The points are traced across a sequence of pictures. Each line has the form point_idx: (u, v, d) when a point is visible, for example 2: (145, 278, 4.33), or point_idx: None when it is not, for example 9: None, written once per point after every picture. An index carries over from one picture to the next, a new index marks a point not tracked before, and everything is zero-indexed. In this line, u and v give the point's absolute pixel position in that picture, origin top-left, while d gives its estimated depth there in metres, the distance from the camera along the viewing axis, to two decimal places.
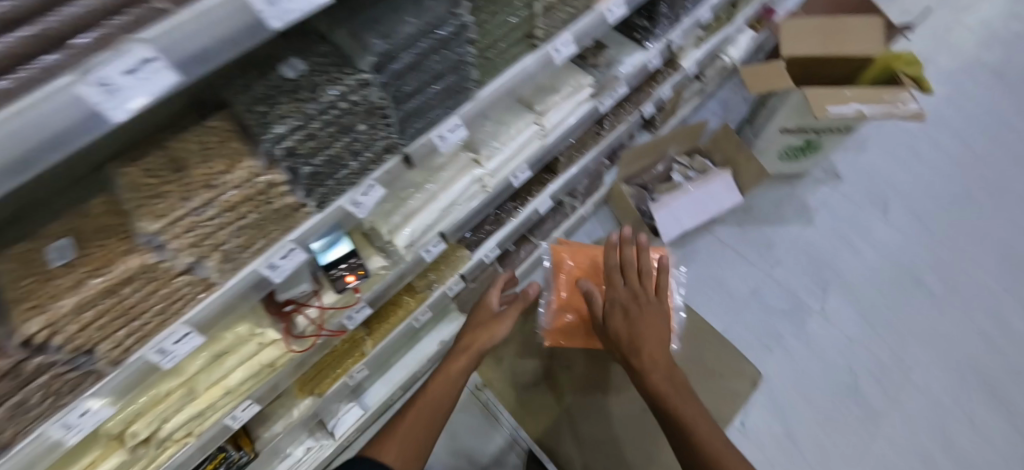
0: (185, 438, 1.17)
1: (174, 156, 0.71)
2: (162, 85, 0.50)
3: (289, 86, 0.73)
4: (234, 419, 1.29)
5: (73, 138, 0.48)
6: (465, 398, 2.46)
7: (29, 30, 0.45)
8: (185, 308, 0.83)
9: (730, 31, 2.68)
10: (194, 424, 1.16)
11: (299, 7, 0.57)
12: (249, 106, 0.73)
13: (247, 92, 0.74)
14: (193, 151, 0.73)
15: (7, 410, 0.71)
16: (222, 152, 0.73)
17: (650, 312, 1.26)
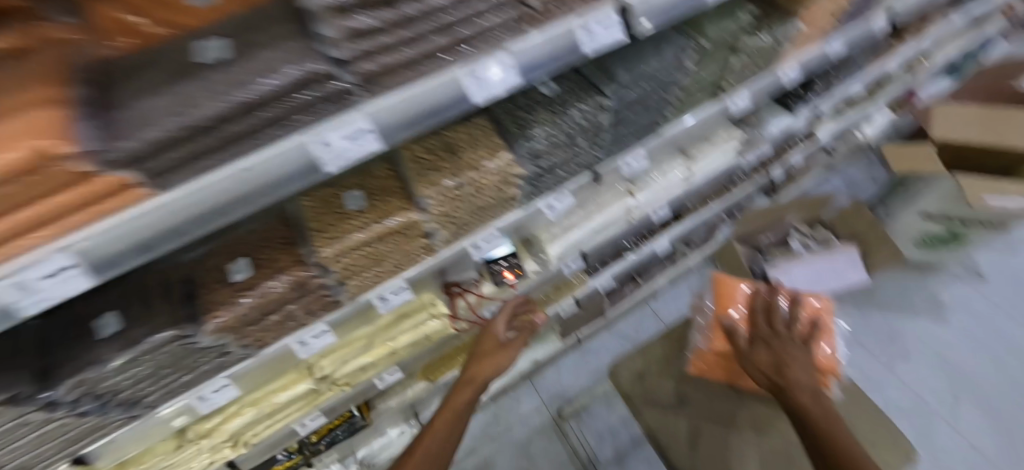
0: (343, 385, 1.34)
1: (449, 141, 0.89)
2: (506, 84, 0.67)
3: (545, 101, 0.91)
4: (381, 380, 1.47)
5: (444, 111, 0.65)
6: (547, 423, 2.48)
7: (455, 34, 0.60)
8: (409, 266, 1.00)
9: (872, 108, 2.63)
10: (357, 374, 1.33)
11: (605, 41, 0.72)
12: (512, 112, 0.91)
13: (510, 103, 0.93)
14: (462, 140, 0.90)
15: (281, 317, 0.89)
16: (484, 143, 0.90)
17: (800, 354, 1.00)
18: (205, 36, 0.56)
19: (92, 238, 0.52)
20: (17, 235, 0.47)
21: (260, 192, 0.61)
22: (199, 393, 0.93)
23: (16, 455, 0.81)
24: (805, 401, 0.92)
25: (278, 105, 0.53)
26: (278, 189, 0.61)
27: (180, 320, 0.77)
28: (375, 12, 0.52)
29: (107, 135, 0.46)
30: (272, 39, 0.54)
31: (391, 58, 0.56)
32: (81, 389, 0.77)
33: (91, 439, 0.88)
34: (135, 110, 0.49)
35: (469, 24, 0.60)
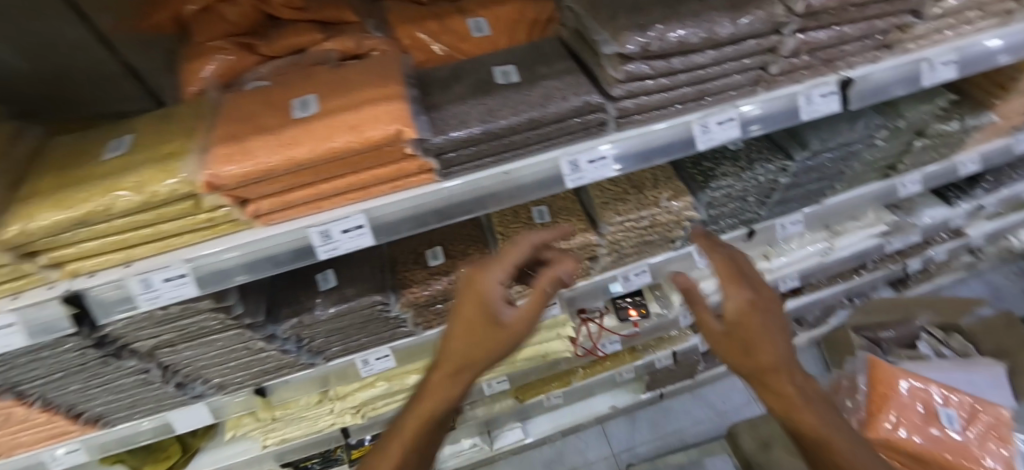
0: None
1: (636, 179, 0.99)
2: (728, 135, 0.73)
3: (730, 156, 0.99)
4: (488, 386, 1.56)
5: (671, 151, 0.71)
6: None
7: (698, 85, 0.69)
8: (564, 283, 1.09)
9: None
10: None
11: (824, 109, 0.76)
12: (697, 163, 1.00)
13: (695, 155, 1.02)
14: (646, 180, 1.00)
15: (454, 304, 1.01)
16: (667, 186, 0.98)
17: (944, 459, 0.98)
18: (498, 63, 0.71)
19: (383, 204, 0.64)
20: (344, 191, 0.63)
21: (512, 196, 0.68)
22: (364, 357, 1.06)
23: (233, 368, 0.99)
24: (775, 370, 0.53)
25: (552, 126, 0.65)
26: (527, 197, 0.69)
27: (382, 289, 0.90)
28: (647, 62, 0.63)
29: (435, 126, 0.62)
30: (556, 74, 0.68)
31: (646, 98, 0.67)
32: (295, 330, 0.92)
33: (279, 374, 1.04)
34: (451, 111, 0.63)
35: (714, 80, 0.70)
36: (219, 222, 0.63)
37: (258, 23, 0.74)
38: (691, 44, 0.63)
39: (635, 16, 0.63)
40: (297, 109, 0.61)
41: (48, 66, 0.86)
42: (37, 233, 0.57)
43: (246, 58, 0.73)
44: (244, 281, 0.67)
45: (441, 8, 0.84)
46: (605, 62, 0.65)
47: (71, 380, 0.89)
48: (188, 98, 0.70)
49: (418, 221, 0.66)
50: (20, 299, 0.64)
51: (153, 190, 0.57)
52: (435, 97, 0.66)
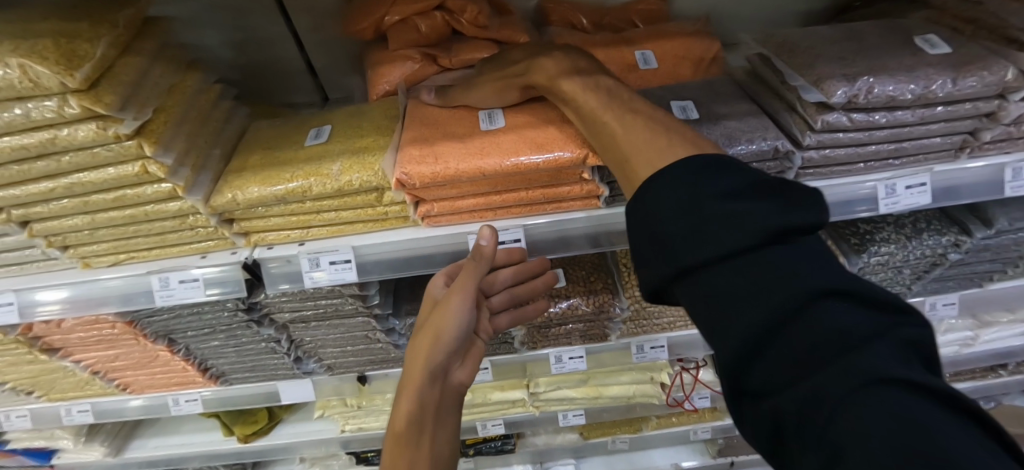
0: (535, 407, 1.40)
1: None
2: (917, 202, 0.67)
3: (892, 220, 0.93)
4: (564, 417, 1.43)
5: (847, 211, 0.67)
6: None
7: (889, 145, 0.65)
8: (677, 327, 1.04)
9: None
10: (553, 403, 1.38)
11: None
12: (850, 223, 0.94)
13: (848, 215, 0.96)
14: None
15: (563, 330, 1.00)
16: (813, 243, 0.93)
17: None
18: (677, 96, 0.71)
19: (543, 222, 0.66)
20: (511, 204, 0.66)
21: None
22: None
23: (347, 354, 1.04)
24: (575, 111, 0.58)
25: None
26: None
27: None
28: (847, 113, 0.61)
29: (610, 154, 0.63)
30: (739, 114, 0.67)
31: (835, 150, 0.64)
32: (412, 328, 0.95)
33: (383, 367, 1.08)
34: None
35: (913, 141, 0.66)
36: (390, 218, 0.67)
37: (444, 37, 0.79)
38: (901, 101, 0.61)
39: (841, 66, 0.62)
40: (484, 120, 0.65)
41: (250, 57, 0.97)
42: (244, 203, 0.64)
43: (428, 67, 0.78)
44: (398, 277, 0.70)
45: (611, 38, 0.86)
46: (800, 106, 0.64)
47: (214, 336, 0.97)
48: (376, 99, 0.76)
49: (573, 244, 0.67)
50: (208, 259, 0.71)
51: (351, 179, 0.62)
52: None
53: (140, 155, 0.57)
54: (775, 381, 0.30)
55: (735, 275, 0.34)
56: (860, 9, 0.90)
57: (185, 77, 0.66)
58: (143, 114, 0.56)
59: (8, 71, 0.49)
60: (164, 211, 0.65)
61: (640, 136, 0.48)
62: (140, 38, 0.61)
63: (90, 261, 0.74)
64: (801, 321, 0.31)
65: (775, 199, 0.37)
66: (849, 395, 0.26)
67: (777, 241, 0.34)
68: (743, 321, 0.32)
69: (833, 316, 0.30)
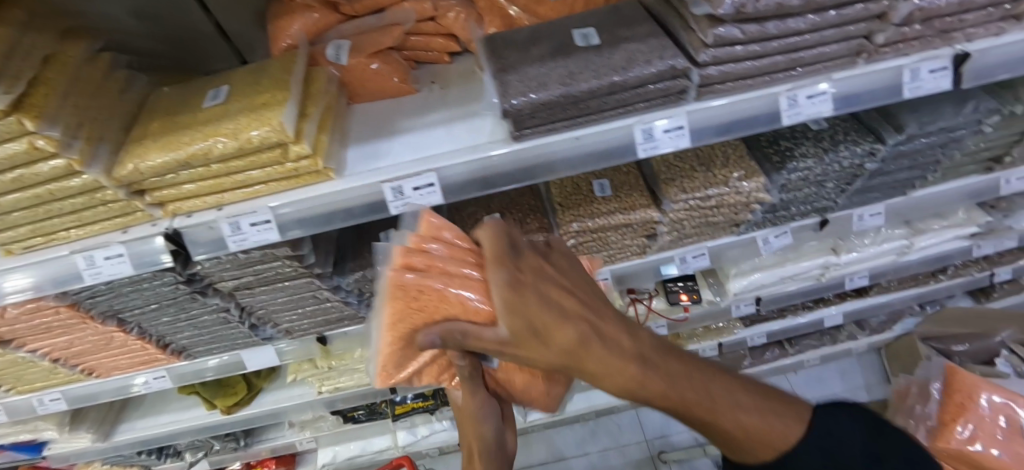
0: None
1: (707, 156, 0.95)
2: (816, 111, 0.69)
3: (813, 136, 0.95)
4: None
5: (747, 126, 0.69)
6: None
7: (785, 56, 0.66)
8: (618, 260, 1.07)
9: None
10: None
11: (928, 87, 0.71)
12: (772, 140, 0.96)
13: (770, 133, 0.99)
14: (716, 156, 0.96)
15: None
16: (740, 164, 0.94)
17: None
18: (582, 24, 0.70)
19: (452, 163, 0.65)
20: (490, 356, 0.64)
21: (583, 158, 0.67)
22: None
23: (302, 316, 1.06)
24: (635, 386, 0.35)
25: (631, 91, 0.64)
26: (598, 163, 0.68)
27: None
28: (739, 27, 0.61)
29: (504, 91, 0.62)
30: (639, 37, 0.67)
31: (731, 67, 0.65)
32: (359, 283, 0.96)
33: (340, 325, 1.10)
34: (520, 74, 0.63)
35: (810, 52, 0.67)
36: (301, 172, 0.67)
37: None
38: (789, 7, 0.60)
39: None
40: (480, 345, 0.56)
41: (157, 25, 0.92)
42: (148, 172, 0.63)
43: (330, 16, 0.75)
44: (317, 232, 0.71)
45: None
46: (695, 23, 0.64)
47: (162, 311, 0.98)
48: (280, 53, 0.74)
49: (485, 180, 0.67)
50: (129, 233, 0.71)
51: (253, 137, 0.61)
52: (507, 58, 0.66)
53: (24, 131, 0.56)
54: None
55: None
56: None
57: (63, 49, 0.63)
58: (16, 88, 0.54)
59: None
60: (73, 188, 0.64)
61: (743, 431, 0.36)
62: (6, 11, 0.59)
63: (12, 249, 0.73)
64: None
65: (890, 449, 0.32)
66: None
67: None
68: None
69: None
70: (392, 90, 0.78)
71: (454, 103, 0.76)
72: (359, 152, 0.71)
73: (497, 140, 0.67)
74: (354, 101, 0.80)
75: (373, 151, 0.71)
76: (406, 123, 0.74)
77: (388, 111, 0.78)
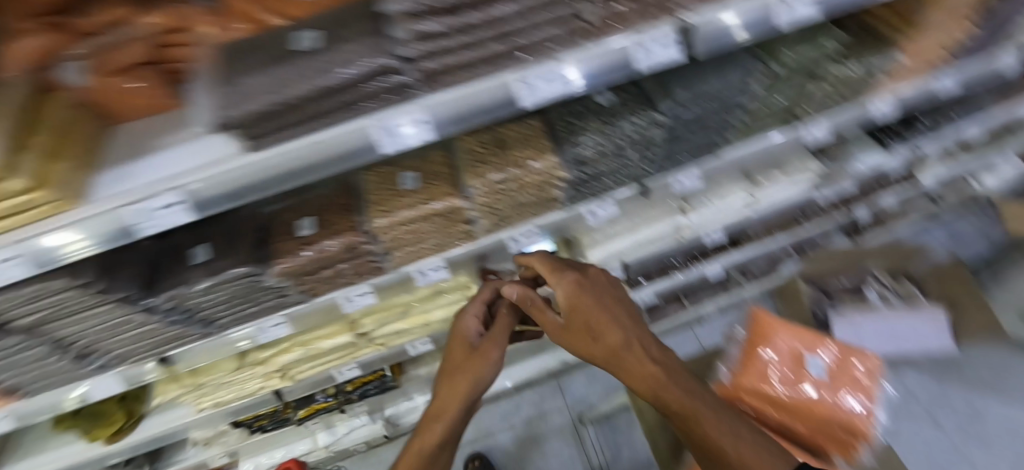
0: (381, 344, 1.49)
1: (500, 138, 1.00)
2: (558, 91, 0.71)
3: (599, 109, 0.98)
4: (414, 348, 1.54)
5: (493, 108, 0.70)
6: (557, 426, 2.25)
7: (497, 52, 0.65)
8: (451, 247, 1.09)
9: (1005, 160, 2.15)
10: (394, 337, 1.46)
11: (664, 58, 0.73)
12: (565, 116, 1.00)
13: (564, 108, 1.02)
14: (511, 138, 1.00)
15: (331, 272, 1.01)
16: (532, 143, 0.99)
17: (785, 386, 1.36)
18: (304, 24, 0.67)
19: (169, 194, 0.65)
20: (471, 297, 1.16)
21: (310, 162, 0.68)
22: (260, 325, 1.11)
23: (133, 339, 1.03)
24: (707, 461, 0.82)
25: (347, 92, 0.62)
26: (339, 164, 0.70)
27: (250, 260, 0.90)
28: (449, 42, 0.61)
29: (221, 102, 0.59)
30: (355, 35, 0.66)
31: (450, 59, 0.63)
32: (174, 304, 0.93)
33: (177, 345, 1.10)
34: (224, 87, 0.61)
35: (529, 35, 0.65)
36: (23, 210, 0.61)
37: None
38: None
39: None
40: None
41: None
42: None
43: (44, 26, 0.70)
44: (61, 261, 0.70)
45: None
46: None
47: None
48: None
49: (233, 191, 0.68)
50: None
51: None
52: (226, 63, 0.64)
53: None
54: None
55: None
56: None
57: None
58: None
59: None
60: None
61: (653, 354, 0.81)
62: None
63: None
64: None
65: None
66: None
67: None
68: None
69: None
70: (149, 107, 0.77)
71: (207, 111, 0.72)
72: (109, 179, 0.69)
73: (236, 150, 0.66)
74: (113, 121, 0.77)
75: (122, 175, 0.69)
76: (160, 140, 0.73)
77: (152, 127, 0.77)
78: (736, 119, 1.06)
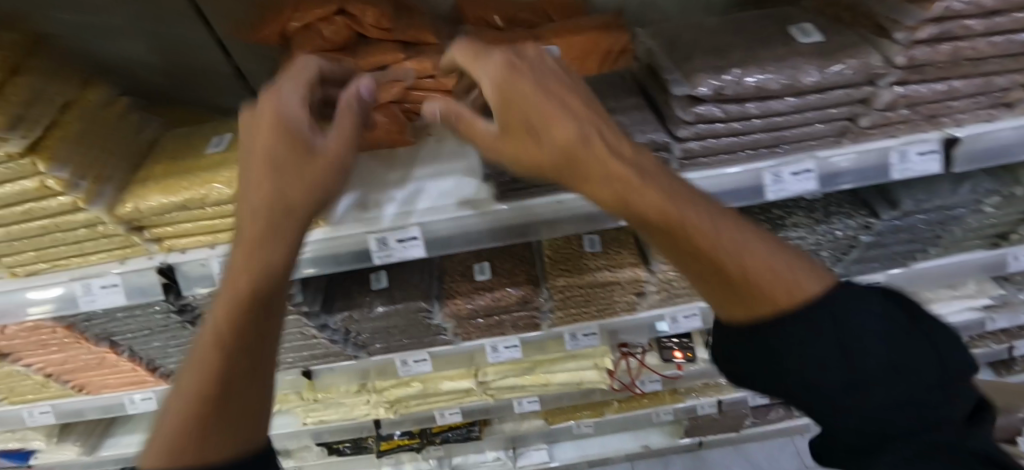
0: (489, 396, 1.35)
1: None
2: (803, 187, 0.71)
3: (805, 204, 0.97)
4: (519, 403, 1.48)
5: (738, 196, 0.71)
6: None
7: (760, 141, 0.68)
8: (611, 315, 1.08)
9: None
10: (506, 392, 1.34)
11: (917, 169, 0.71)
12: (766, 206, 0.99)
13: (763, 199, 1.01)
14: None
15: (496, 322, 1.01)
16: None
17: None
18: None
19: (429, 221, 0.70)
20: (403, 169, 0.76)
21: (544, 222, 0.72)
22: (404, 358, 1.08)
23: (295, 347, 1.03)
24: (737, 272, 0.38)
25: None
26: (582, 225, 0.73)
27: (428, 296, 0.94)
28: (727, 132, 0.65)
29: (488, 156, 0.68)
30: (624, 108, 0.70)
31: (715, 143, 0.65)
32: (345, 323, 0.96)
33: (325, 360, 1.09)
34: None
35: (795, 129, 0.68)
36: None
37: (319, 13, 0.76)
38: (771, 90, 0.61)
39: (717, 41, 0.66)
40: None
41: (169, 59, 0.95)
42: (149, 212, 0.66)
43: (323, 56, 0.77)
44: (304, 273, 0.75)
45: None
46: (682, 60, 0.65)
47: (154, 336, 1.00)
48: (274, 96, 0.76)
49: (470, 239, 0.72)
50: (127, 264, 0.72)
51: (238, 185, 0.62)
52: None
53: (37, 171, 0.59)
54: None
55: (867, 401, 0.38)
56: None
57: (46, 87, 0.64)
58: (33, 132, 0.58)
59: None
60: (50, 214, 0.64)
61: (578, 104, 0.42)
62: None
63: (15, 270, 0.74)
64: (929, 404, 0.38)
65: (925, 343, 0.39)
66: (807, 341, 0.39)
67: (920, 380, 0.38)
68: (897, 393, 0.37)
69: (863, 319, 0.39)
70: (386, 139, 0.81)
71: (450, 157, 0.79)
72: (350, 202, 0.73)
73: (481, 198, 0.71)
74: None
75: (364, 202, 0.73)
76: (398, 173, 0.78)
77: (387, 158, 0.80)
78: (946, 232, 0.99)
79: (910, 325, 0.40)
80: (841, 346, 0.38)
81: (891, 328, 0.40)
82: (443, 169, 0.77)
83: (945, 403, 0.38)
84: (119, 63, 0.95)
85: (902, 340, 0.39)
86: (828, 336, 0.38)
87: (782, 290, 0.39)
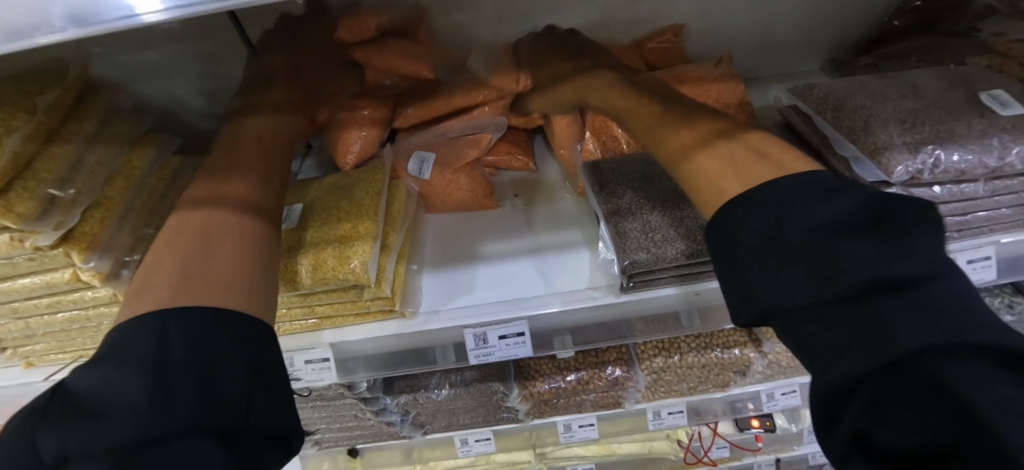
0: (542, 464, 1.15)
1: None
2: (983, 279, 0.58)
3: None
4: None
5: None
6: None
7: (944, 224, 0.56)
8: (699, 391, 0.91)
9: None
10: (562, 460, 1.16)
11: None
12: None
13: None
14: None
15: (577, 403, 0.87)
16: None
17: None
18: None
19: (543, 312, 0.57)
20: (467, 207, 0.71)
21: (670, 313, 0.60)
22: (464, 437, 0.95)
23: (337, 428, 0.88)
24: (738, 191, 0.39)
25: None
26: (719, 317, 0.62)
27: (505, 378, 0.81)
28: None
29: (619, 246, 0.54)
30: None
31: None
32: (405, 407, 0.82)
33: (370, 441, 0.93)
34: (621, 228, 0.56)
35: (983, 212, 0.57)
36: (371, 311, 0.57)
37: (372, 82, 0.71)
38: (973, 175, 0.53)
39: (898, 109, 0.59)
40: None
41: (218, 104, 0.84)
42: None
43: (381, 112, 0.70)
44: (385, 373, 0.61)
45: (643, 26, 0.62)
46: (860, 134, 0.58)
47: None
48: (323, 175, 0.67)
49: (585, 334, 0.60)
50: None
51: (320, 276, 0.53)
52: (617, 200, 0.60)
53: (70, 263, 0.47)
54: (889, 443, 0.30)
55: (865, 313, 0.29)
56: (908, 35, 0.82)
57: (85, 155, 0.50)
58: (69, 220, 0.45)
59: (14, 138, 0.44)
60: (81, 307, 0.53)
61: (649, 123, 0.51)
62: (18, 115, 0.46)
63: (32, 359, 0.60)
64: (885, 299, 0.29)
65: (879, 233, 0.31)
66: (734, 230, 0.37)
67: (875, 271, 0.30)
68: (832, 283, 0.31)
69: (810, 215, 0.33)
70: (470, 202, 0.72)
71: (549, 229, 0.68)
72: (436, 282, 0.63)
73: (598, 287, 0.59)
74: (430, 210, 0.74)
75: (452, 283, 0.63)
76: (488, 245, 0.68)
77: (473, 225, 0.71)
78: None
79: (890, 221, 0.32)
80: (777, 233, 0.34)
81: (841, 216, 0.33)
82: (548, 243, 0.66)
83: (912, 302, 0.28)
84: (156, 102, 0.82)
85: (856, 231, 0.32)
86: (761, 222, 0.35)
87: (756, 169, 0.38)
